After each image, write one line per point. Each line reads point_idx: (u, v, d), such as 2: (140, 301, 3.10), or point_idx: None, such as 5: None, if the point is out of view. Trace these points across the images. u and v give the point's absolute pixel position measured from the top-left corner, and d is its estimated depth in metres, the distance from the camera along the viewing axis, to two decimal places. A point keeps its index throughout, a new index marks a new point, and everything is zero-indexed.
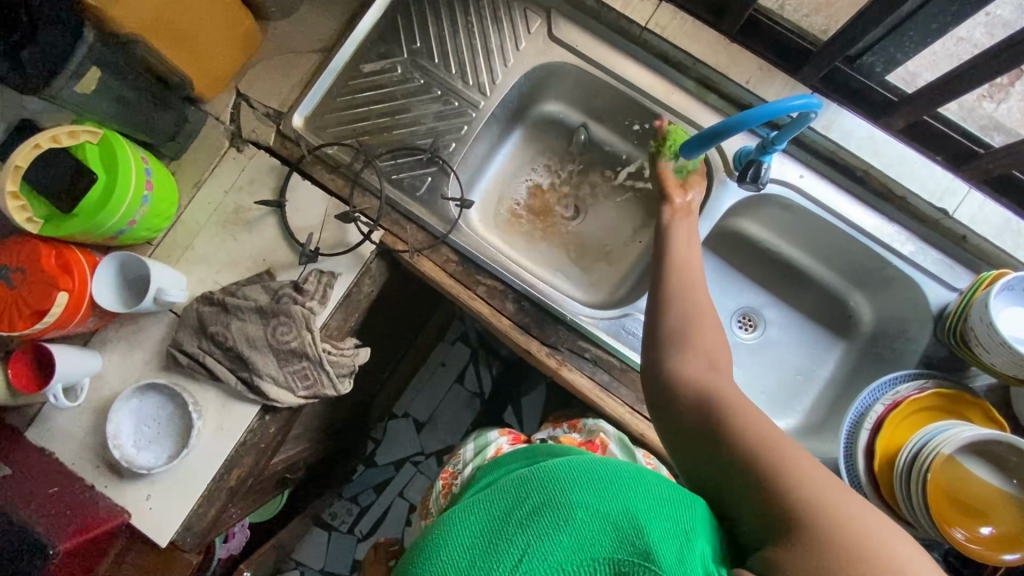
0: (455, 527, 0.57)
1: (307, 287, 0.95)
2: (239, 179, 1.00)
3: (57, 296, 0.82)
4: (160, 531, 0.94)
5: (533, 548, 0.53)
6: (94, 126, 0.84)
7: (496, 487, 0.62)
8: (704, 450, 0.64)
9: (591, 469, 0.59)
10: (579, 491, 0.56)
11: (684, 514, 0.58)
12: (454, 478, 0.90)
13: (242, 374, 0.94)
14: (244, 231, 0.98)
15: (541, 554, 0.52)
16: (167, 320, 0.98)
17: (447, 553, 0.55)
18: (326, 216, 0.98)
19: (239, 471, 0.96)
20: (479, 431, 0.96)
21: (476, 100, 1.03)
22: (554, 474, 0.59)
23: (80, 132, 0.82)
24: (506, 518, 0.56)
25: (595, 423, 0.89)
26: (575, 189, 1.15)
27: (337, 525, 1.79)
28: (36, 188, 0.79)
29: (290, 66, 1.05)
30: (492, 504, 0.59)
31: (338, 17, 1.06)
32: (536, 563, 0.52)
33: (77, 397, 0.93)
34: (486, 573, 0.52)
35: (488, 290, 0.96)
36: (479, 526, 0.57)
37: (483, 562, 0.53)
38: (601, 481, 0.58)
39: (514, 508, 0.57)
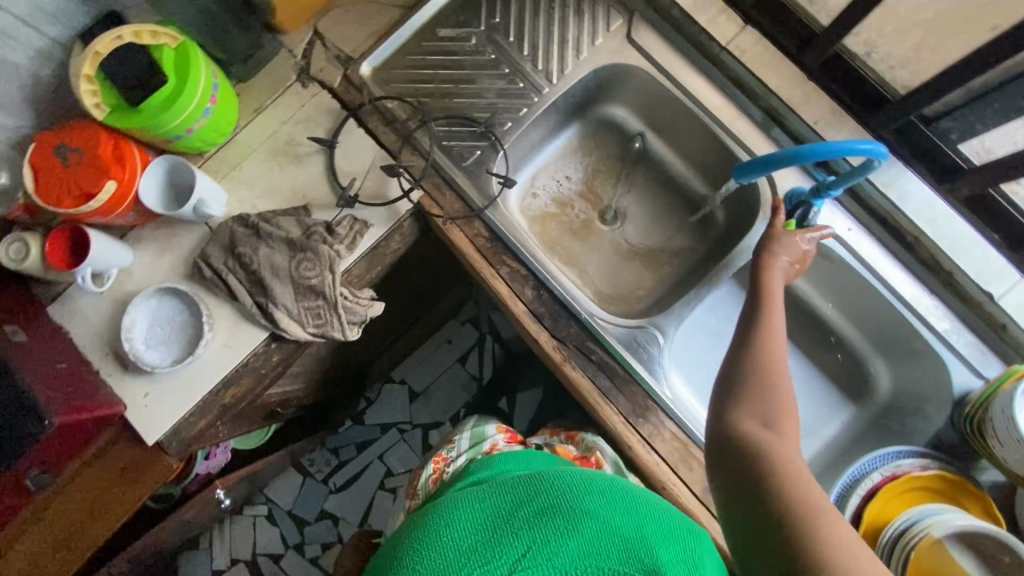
0: (466, 510, 0.61)
1: (339, 230, 0.97)
2: (297, 113, 1.02)
3: (106, 184, 0.86)
4: (149, 431, 0.97)
5: (541, 546, 0.56)
6: (176, 32, 0.87)
7: (508, 479, 0.65)
8: (742, 504, 0.63)
9: (602, 486, 0.63)
10: (589, 502, 0.61)
11: (683, 544, 0.62)
12: (445, 466, 0.90)
13: (259, 298, 0.96)
14: (292, 164, 1.01)
15: (548, 553, 0.56)
16: (199, 232, 1.00)
17: (458, 533, 0.58)
18: (372, 166, 1.00)
19: (235, 390, 0.98)
20: (477, 420, 0.96)
21: (541, 85, 1.03)
22: (567, 480, 0.63)
23: (161, 34, 0.85)
24: (517, 512, 0.60)
25: (593, 440, 0.88)
26: (618, 194, 1.15)
27: (313, 472, 1.84)
28: (108, 76, 0.83)
29: (369, 16, 1.06)
30: (504, 494, 0.62)
31: None
32: (542, 560, 0.56)
33: (103, 284, 0.96)
34: (495, 559, 0.55)
35: (510, 273, 0.96)
36: (486, 516, 0.60)
37: (493, 548, 0.56)
38: (612, 498, 0.62)
39: (523, 506, 0.60)
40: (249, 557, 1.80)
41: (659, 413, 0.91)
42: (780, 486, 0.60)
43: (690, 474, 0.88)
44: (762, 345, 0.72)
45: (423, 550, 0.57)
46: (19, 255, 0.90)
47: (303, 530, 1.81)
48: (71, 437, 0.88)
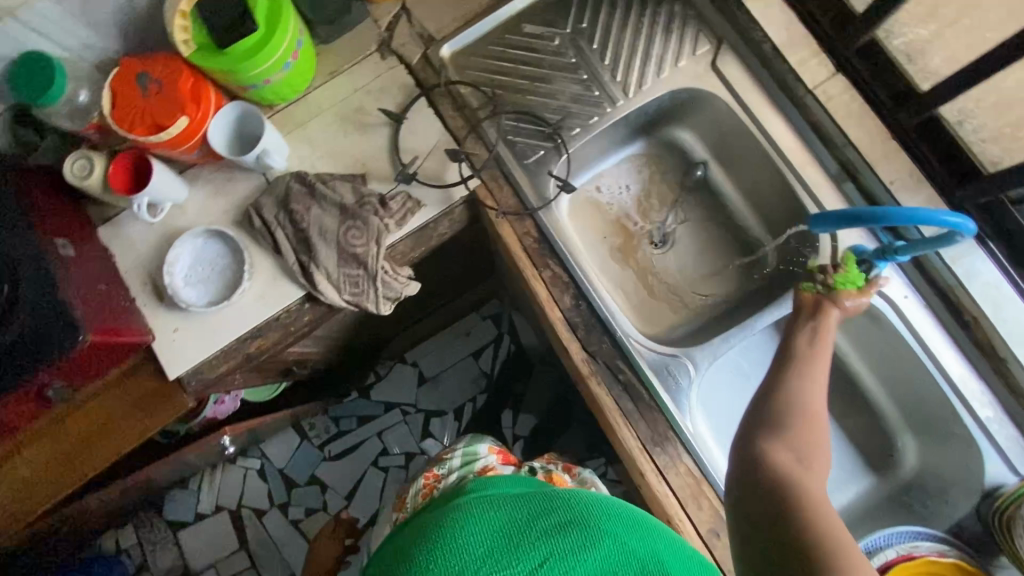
0: (492, 514, 0.67)
1: (392, 204, 0.97)
2: (371, 83, 1.03)
3: (178, 120, 0.88)
4: (172, 365, 0.98)
5: (558, 555, 0.62)
6: None
7: (533, 492, 0.71)
8: (758, 531, 0.64)
9: (621, 512, 0.68)
10: (607, 523, 0.66)
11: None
12: (436, 482, 0.92)
13: (302, 257, 0.97)
14: (358, 132, 1.01)
15: (564, 563, 0.61)
16: (255, 182, 1.01)
17: (483, 532, 0.64)
18: (435, 147, 1.00)
19: (261, 341, 1.00)
20: (470, 437, 0.98)
21: (616, 97, 1.01)
22: (589, 502, 0.68)
23: None
24: (538, 520, 0.66)
25: (589, 475, 0.96)
26: (671, 219, 1.13)
27: (311, 436, 1.86)
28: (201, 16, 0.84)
29: None
30: (528, 504, 0.68)
31: None
32: (558, 568, 0.61)
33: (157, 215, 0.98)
34: (514, 560, 0.61)
35: (552, 276, 0.95)
36: (506, 524, 0.65)
37: (513, 550, 0.62)
38: (630, 524, 0.67)
39: (540, 516, 0.66)
40: (235, 506, 1.85)
41: (677, 446, 0.89)
42: (806, 520, 0.60)
43: (698, 512, 0.87)
44: (801, 397, 0.72)
45: (446, 549, 0.63)
46: (81, 172, 0.91)
47: (291, 490, 1.84)
48: (99, 358, 0.93)
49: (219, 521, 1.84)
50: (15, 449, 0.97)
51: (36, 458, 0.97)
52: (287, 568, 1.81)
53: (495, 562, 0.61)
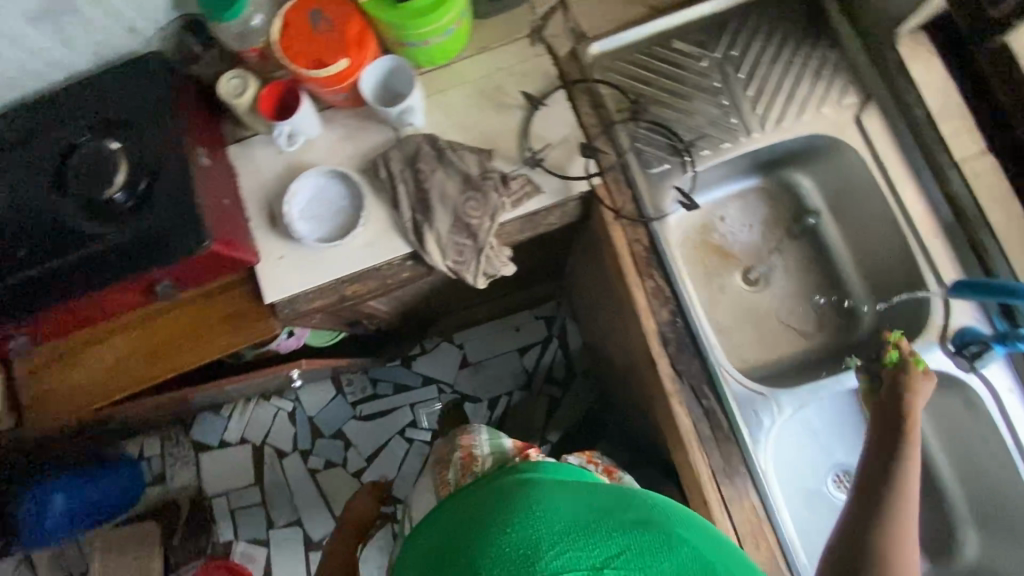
0: (560, 503, 0.66)
1: (513, 184, 0.99)
2: (515, 65, 1.05)
3: (340, 61, 0.91)
4: (269, 289, 1.01)
5: (633, 552, 0.60)
6: None
7: (597, 491, 0.70)
8: None
9: (686, 521, 0.68)
10: (677, 529, 0.65)
11: None
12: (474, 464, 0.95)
13: (417, 216, 0.99)
14: (493, 109, 1.04)
15: (639, 560, 0.59)
16: (386, 135, 1.04)
17: (555, 519, 0.63)
18: (566, 138, 1.01)
19: (358, 287, 1.03)
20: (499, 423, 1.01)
21: (752, 128, 1.01)
22: (655, 509, 0.68)
23: None
24: (608, 515, 0.65)
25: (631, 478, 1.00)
26: (771, 259, 1.13)
27: (346, 392, 1.89)
28: None
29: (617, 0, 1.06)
30: (594, 500, 0.68)
31: None
32: (633, 563, 0.59)
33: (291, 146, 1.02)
34: (586, 548, 0.60)
35: (654, 288, 0.95)
36: (575, 514, 0.64)
37: (586, 538, 0.61)
38: (696, 534, 0.66)
39: (610, 513, 0.65)
40: (259, 442, 1.89)
41: (746, 482, 0.89)
42: None
43: (755, 552, 0.86)
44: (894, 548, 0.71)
45: (516, 532, 0.62)
46: (236, 91, 0.96)
47: (316, 440, 1.88)
48: (207, 267, 0.96)
49: (242, 452, 1.88)
50: (106, 333, 1.03)
51: (121, 345, 1.03)
52: (295, 512, 1.85)
53: (567, 549, 0.60)
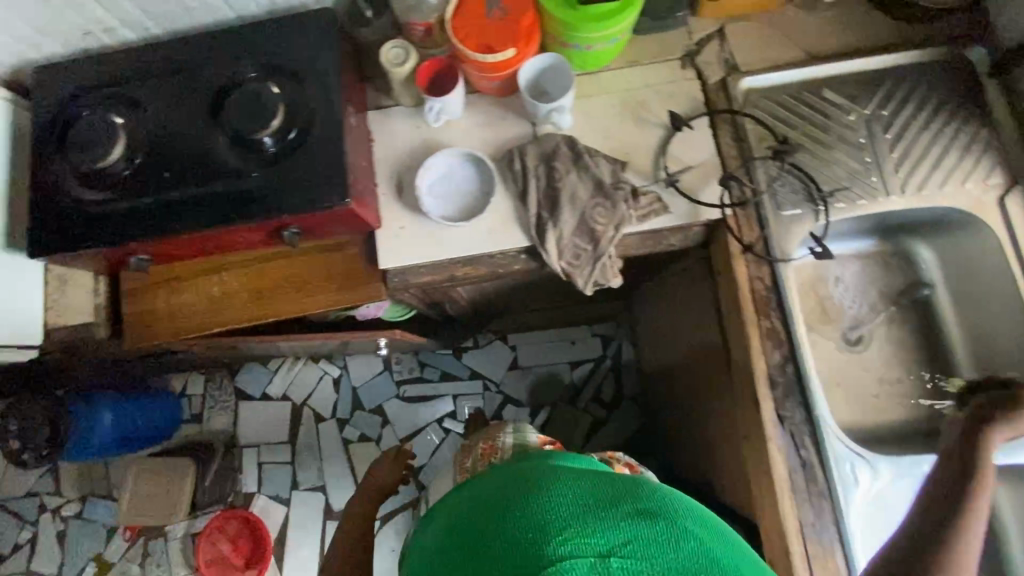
0: (563, 484, 0.60)
1: (643, 199, 0.99)
2: (663, 84, 1.05)
3: (507, 50, 0.92)
4: (386, 257, 1.03)
5: (636, 541, 0.53)
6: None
7: (607, 474, 0.64)
8: None
9: (703, 513, 0.60)
10: (691, 520, 0.57)
11: None
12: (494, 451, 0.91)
13: (542, 213, 0.99)
14: (634, 122, 1.04)
15: (643, 551, 0.53)
16: (524, 129, 1.05)
17: (555, 503, 0.58)
18: (703, 165, 1.01)
19: (469, 270, 1.03)
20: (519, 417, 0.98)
21: (891, 190, 1.00)
22: (668, 496, 0.60)
23: None
24: (614, 498, 0.58)
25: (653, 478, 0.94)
26: (874, 323, 1.13)
27: (393, 370, 1.91)
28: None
29: (775, 39, 1.06)
30: (601, 482, 0.61)
31: (844, 38, 1.05)
32: (636, 555, 0.52)
33: (435, 121, 1.04)
34: (586, 536, 0.54)
35: (769, 329, 0.95)
36: (577, 495, 0.58)
37: (587, 524, 0.55)
38: (714, 528, 0.58)
39: (617, 496, 0.58)
40: (300, 403, 1.90)
41: (835, 543, 0.87)
42: None
43: None
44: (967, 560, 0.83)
45: (513, 516, 0.58)
46: (395, 59, 0.98)
47: (356, 411, 1.89)
48: (334, 223, 0.97)
49: (279, 408, 1.89)
50: (218, 267, 1.05)
51: (230, 282, 1.05)
52: (322, 478, 1.85)
53: (565, 537, 0.54)
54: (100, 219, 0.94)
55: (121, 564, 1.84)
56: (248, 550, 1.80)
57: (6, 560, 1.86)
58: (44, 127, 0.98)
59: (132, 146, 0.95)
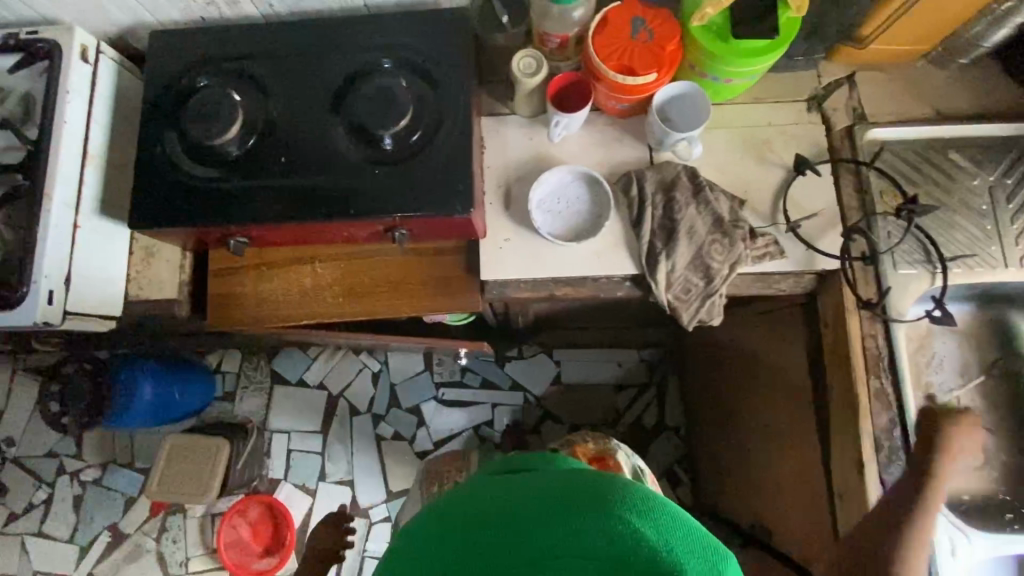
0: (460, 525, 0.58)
1: (760, 241, 0.96)
2: (787, 124, 1.03)
3: (649, 75, 0.90)
4: (488, 268, 1.00)
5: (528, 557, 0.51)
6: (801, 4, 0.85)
7: (503, 486, 0.61)
8: None
9: (586, 483, 0.55)
10: (568, 501, 0.53)
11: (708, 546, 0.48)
12: None
13: (656, 242, 0.96)
14: (755, 160, 1.02)
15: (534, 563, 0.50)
16: (642, 153, 1.02)
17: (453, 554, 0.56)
18: (823, 213, 0.99)
19: (571, 291, 1.00)
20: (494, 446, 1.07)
21: (1010, 260, 0.98)
22: (551, 484, 0.57)
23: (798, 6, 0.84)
24: (502, 519, 0.55)
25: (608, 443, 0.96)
26: (966, 390, 1.10)
27: (434, 371, 1.88)
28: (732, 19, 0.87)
29: (905, 93, 1.03)
30: (495, 501, 0.59)
31: (976, 100, 1.03)
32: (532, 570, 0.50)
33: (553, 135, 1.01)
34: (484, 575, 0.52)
35: (878, 389, 0.92)
36: (497, 521, 0.56)
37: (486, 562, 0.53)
38: (594, 492, 0.53)
39: (530, 511, 0.54)
40: (336, 394, 1.86)
41: None
42: None
43: None
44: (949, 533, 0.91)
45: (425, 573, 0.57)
46: (527, 69, 0.95)
47: (392, 408, 1.85)
48: (447, 229, 0.95)
49: (314, 396, 1.85)
50: (312, 259, 1.02)
51: (323, 275, 1.02)
52: (350, 473, 1.80)
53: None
54: (205, 197, 0.91)
55: (137, 536, 1.79)
56: (268, 535, 1.78)
57: (17, 519, 1.81)
58: (155, 94, 0.95)
59: (248, 125, 0.92)
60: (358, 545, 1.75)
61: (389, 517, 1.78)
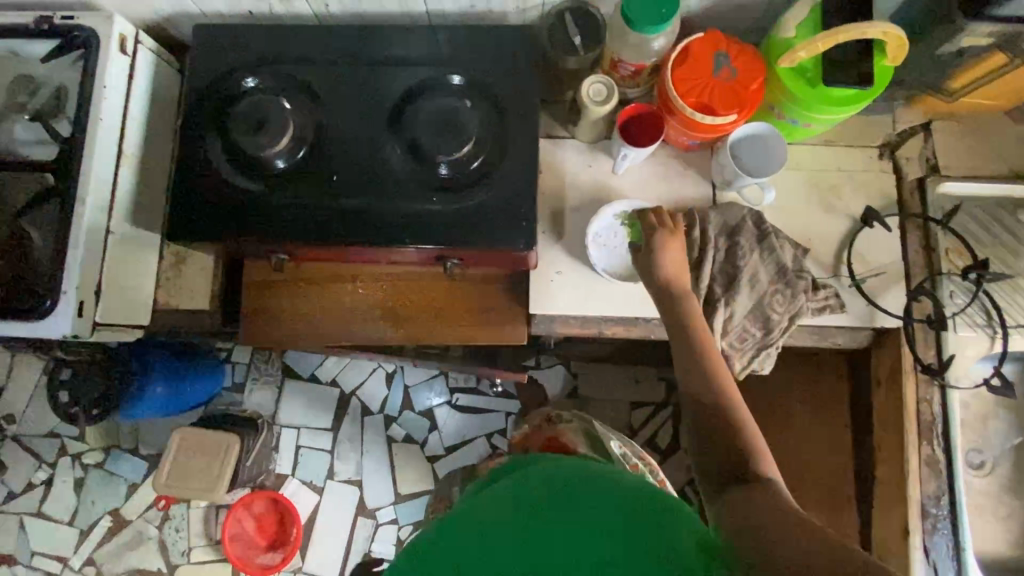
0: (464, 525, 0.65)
1: (822, 293, 0.93)
2: (858, 171, 0.98)
3: (730, 115, 0.85)
4: (537, 301, 0.96)
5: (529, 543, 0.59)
6: (900, 57, 0.80)
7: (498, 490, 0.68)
8: None
9: (575, 481, 0.64)
10: (561, 498, 0.62)
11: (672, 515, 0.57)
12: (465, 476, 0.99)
13: (715, 288, 0.93)
14: (821, 208, 0.98)
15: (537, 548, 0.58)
16: (704, 192, 0.98)
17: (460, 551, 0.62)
18: (887, 269, 0.95)
19: (622, 330, 0.97)
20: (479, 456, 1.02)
21: None
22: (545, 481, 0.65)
23: (896, 58, 0.80)
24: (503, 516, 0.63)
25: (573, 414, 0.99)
26: (1006, 452, 1.09)
27: (449, 375, 1.84)
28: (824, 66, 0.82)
29: (983, 147, 0.99)
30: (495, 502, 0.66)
31: None
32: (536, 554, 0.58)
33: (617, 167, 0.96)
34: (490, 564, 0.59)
35: (929, 455, 0.90)
36: (520, 507, 0.63)
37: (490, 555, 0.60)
38: (583, 491, 0.62)
39: (526, 510, 0.62)
40: (348, 392, 1.82)
41: None
42: None
43: None
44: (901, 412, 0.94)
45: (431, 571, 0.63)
46: (597, 97, 0.90)
47: (404, 411, 1.82)
48: (501, 260, 0.91)
49: (326, 394, 1.82)
50: (353, 279, 0.99)
51: (363, 297, 0.98)
52: (358, 473, 1.78)
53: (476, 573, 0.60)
54: (248, 211, 0.86)
55: (139, 523, 1.77)
56: (273, 531, 1.77)
57: (16, 498, 1.78)
58: (198, 95, 0.89)
59: (298, 136, 0.87)
60: (363, 545, 1.75)
61: (396, 520, 1.76)
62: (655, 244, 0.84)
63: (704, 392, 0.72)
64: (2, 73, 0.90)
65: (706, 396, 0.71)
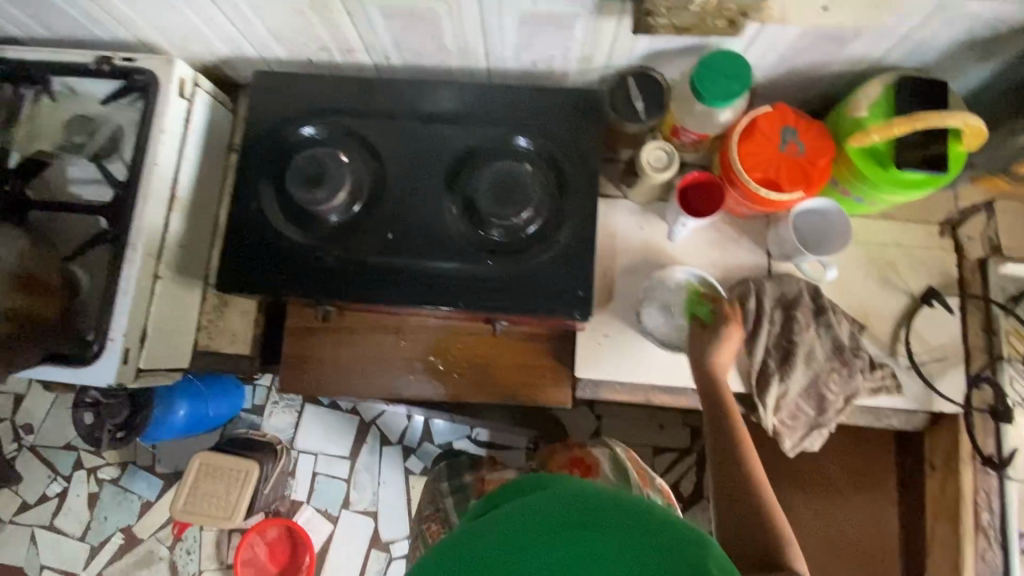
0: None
1: (878, 373, 0.90)
2: (918, 247, 0.96)
3: (796, 191, 0.83)
4: (584, 365, 0.93)
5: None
6: (978, 140, 0.77)
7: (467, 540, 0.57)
8: None
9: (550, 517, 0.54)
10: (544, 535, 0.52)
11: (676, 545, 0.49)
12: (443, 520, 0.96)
13: (767, 362, 0.90)
14: (879, 283, 0.95)
15: None
16: (759, 261, 0.96)
17: None
18: (945, 350, 0.93)
19: (670, 398, 0.94)
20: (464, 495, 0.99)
21: None
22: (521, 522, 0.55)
23: (974, 141, 0.77)
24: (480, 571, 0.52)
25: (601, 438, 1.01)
26: None
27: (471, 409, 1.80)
28: (895, 148, 0.80)
29: None
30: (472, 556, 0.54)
31: None
32: None
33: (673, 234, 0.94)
34: None
35: (984, 548, 0.87)
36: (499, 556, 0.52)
37: None
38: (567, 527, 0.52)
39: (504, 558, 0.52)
40: (368, 421, 1.79)
41: None
42: None
43: None
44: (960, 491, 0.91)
45: None
46: (656, 163, 0.89)
47: (424, 443, 1.79)
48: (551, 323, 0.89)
49: (346, 421, 1.79)
50: (396, 329, 0.97)
51: (407, 348, 0.97)
52: (375, 504, 1.75)
53: None
54: (300, 263, 0.85)
55: (150, 542, 1.73)
56: (285, 558, 1.75)
57: (29, 510, 1.74)
58: (253, 142, 0.88)
59: (353, 190, 0.86)
60: None
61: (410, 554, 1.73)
62: (715, 335, 0.83)
63: (733, 458, 0.73)
64: (61, 114, 0.89)
65: (736, 485, 0.70)
